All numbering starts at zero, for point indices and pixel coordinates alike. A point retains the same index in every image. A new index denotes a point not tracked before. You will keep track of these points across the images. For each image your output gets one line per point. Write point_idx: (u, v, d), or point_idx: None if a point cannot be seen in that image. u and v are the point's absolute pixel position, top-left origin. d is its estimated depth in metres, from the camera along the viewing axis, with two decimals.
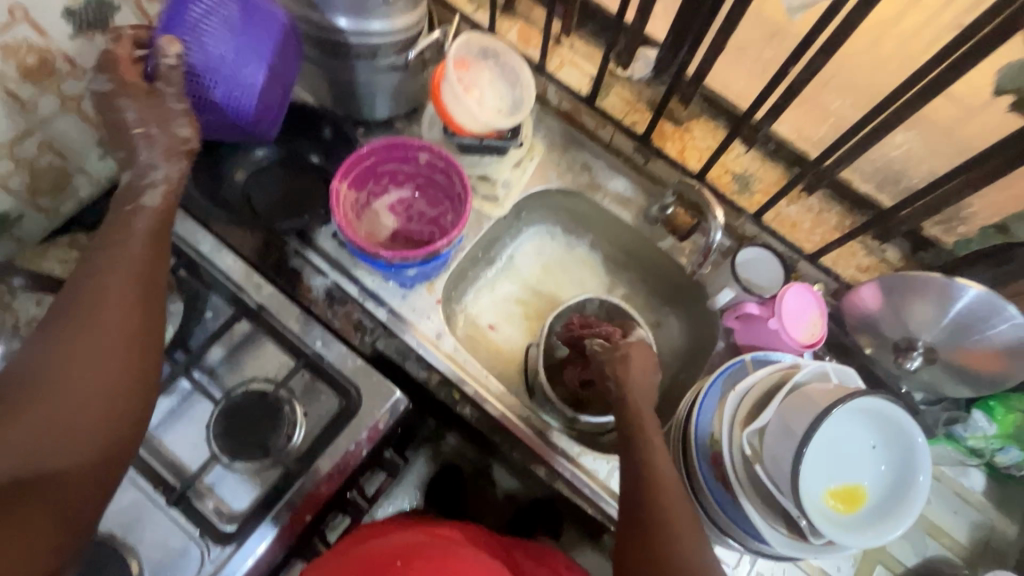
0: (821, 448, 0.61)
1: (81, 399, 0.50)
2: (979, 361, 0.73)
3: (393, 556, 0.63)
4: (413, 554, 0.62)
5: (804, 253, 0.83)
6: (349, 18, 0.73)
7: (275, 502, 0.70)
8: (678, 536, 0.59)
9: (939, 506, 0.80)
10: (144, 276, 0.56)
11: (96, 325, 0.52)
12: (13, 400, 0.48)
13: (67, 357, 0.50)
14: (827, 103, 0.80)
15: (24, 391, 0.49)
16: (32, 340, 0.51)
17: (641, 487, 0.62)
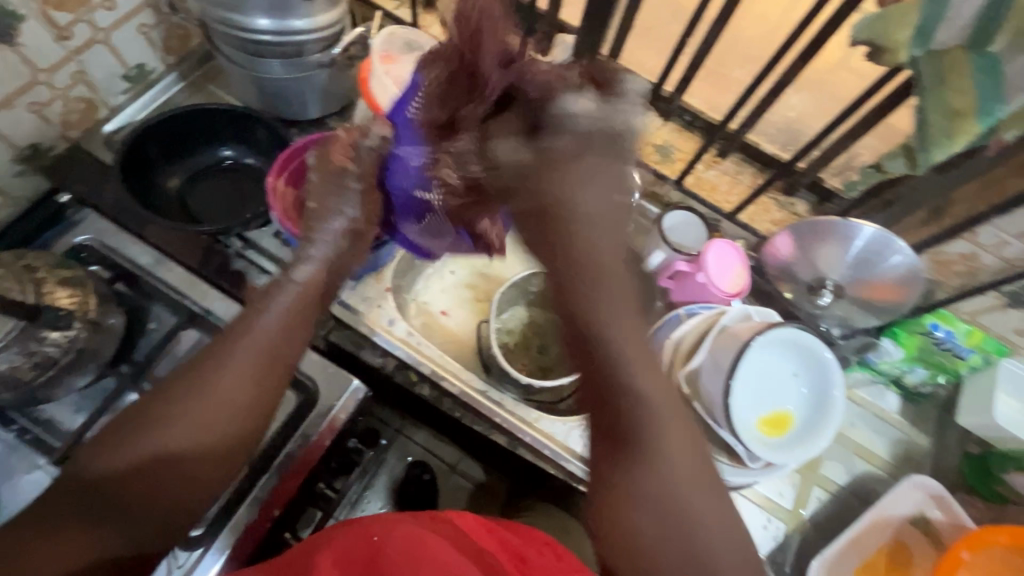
0: (747, 379, 0.68)
1: (197, 441, 0.55)
2: (884, 293, 0.82)
3: (369, 531, 0.57)
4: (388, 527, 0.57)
5: (725, 213, 0.90)
6: (270, 18, 0.74)
7: (245, 501, 0.70)
8: (668, 449, 0.55)
9: (861, 428, 0.88)
10: (282, 355, 0.62)
11: (221, 395, 0.57)
12: (147, 416, 0.54)
13: (227, 403, 0.57)
14: (730, 73, 0.91)
15: (141, 430, 0.54)
16: (200, 381, 0.57)
17: (614, 393, 0.58)
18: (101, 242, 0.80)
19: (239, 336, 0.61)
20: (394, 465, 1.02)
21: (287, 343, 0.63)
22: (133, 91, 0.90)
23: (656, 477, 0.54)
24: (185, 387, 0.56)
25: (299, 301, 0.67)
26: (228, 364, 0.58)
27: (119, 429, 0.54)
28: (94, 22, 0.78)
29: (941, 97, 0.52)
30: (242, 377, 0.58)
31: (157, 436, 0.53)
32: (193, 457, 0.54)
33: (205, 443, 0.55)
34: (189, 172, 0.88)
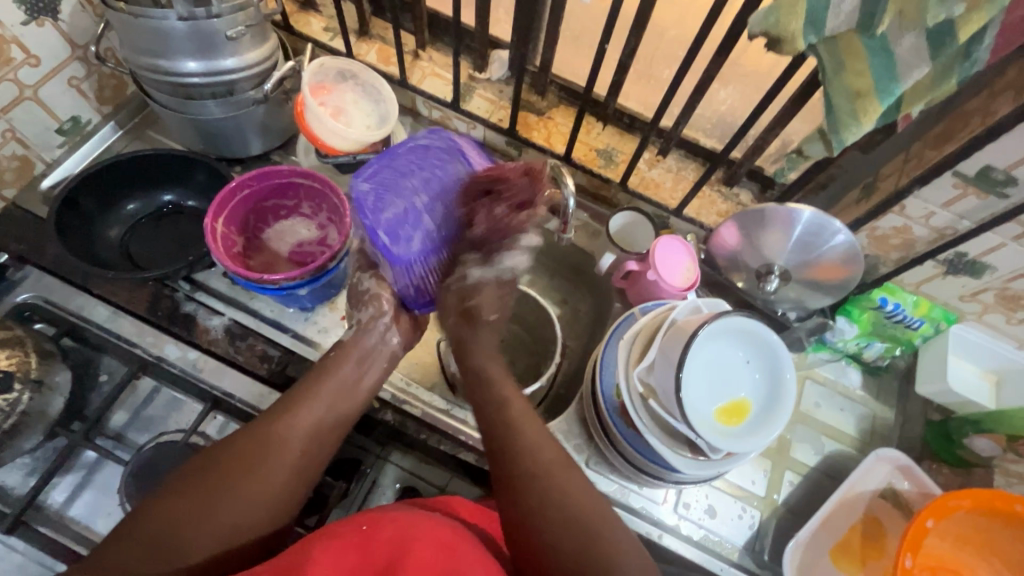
0: (698, 371, 0.69)
1: (256, 480, 0.59)
2: (830, 273, 0.83)
3: (358, 521, 0.59)
4: (377, 517, 0.60)
5: (671, 210, 0.92)
6: (196, 60, 0.74)
7: None
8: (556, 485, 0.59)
9: (826, 408, 0.89)
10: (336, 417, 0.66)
11: (282, 439, 0.62)
12: (216, 463, 0.58)
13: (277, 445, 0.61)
14: (659, 74, 0.92)
15: (223, 474, 0.58)
16: (264, 422, 0.62)
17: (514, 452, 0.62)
18: (46, 299, 0.79)
19: (308, 389, 0.66)
20: (386, 492, 0.92)
21: (345, 406, 0.67)
22: (69, 144, 0.89)
23: (560, 516, 0.57)
24: (253, 436, 0.61)
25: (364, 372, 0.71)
26: (302, 410, 0.64)
27: (212, 457, 0.59)
28: (19, 79, 0.77)
29: (842, 80, 0.55)
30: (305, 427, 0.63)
31: (236, 467, 0.58)
32: (253, 499, 0.58)
33: (265, 483, 0.59)
34: (131, 222, 0.87)
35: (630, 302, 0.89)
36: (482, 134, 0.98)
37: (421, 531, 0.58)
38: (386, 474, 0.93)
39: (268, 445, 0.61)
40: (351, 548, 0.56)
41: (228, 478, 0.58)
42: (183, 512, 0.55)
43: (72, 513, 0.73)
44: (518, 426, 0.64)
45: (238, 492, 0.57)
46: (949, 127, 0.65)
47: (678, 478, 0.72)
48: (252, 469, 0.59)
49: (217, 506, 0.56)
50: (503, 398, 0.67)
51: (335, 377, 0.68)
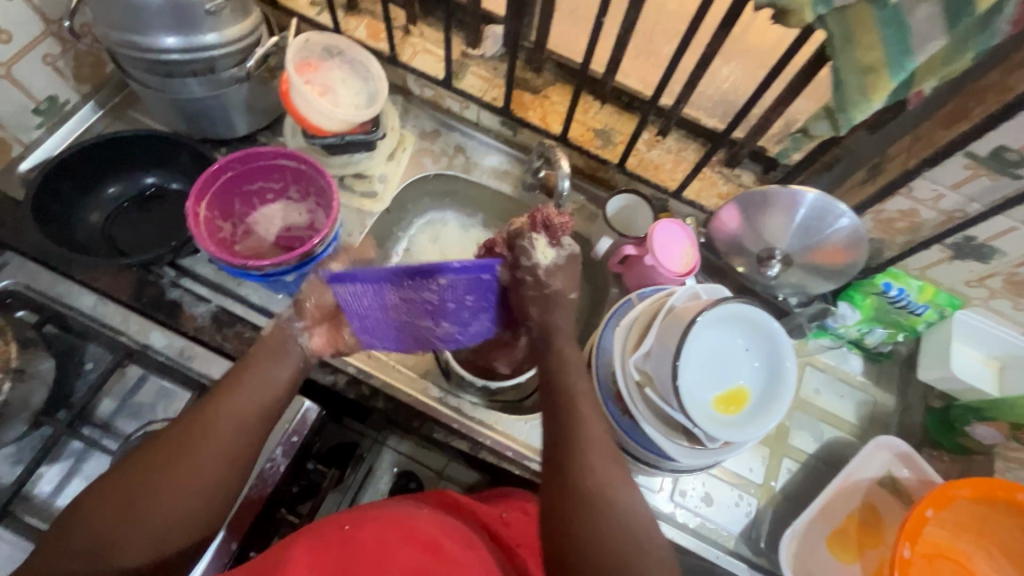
0: (696, 360, 0.67)
1: (199, 466, 0.58)
2: (833, 257, 0.80)
3: (340, 522, 0.59)
4: (359, 516, 0.60)
5: (670, 192, 0.89)
6: (174, 36, 0.71)
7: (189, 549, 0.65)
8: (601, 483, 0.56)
9: (826, 395, 0.88)
10: (269, 408, 0.65)
11: (211, 437, 0.59)
12: (158, 454, 0.57)
13: (218, 429, 0.60)
14: (660, 49, 0.88)
15: (165, 463, 0.57)
16: (203, 407, 0.61)
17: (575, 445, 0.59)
18: (27, 285, 0.76)
19: (238, 382, 0.64)
20: (382, 476, 1.01)
21: (282, 389, 0.66)
22: (47, 125, 0.86)
23: (610, 517, 0.54)
24: (193, 421, 0.60)
25: (295, 359, 0.69)
26: (240, 393, 0.63)
27: (153, 448, 0.58)
28: None
29: (853, 55, 0.52)
30: (234, 424, 0.61)
31: (175, 453, 0.57)
32: (196, 484, 0.57)
33: (194, 484, 0.57)
34: (113, 206, 0.85)
35: (627, 287, 0.87)
36: (475, 114, 0.95)
37: (402, 530, 0.59)
38: (384, 458, 1.02)
39: (208, 430, 0.60)
40: (332, 546, 0.56)
41: (171, 468, 0.57)
42: (127, 506, 0.54)
43: (60, 503, 0.72)
44: (580, 421, 0.61)
45: (182, 480, 0.57)
46: (962, 105, 0.62)
47: (675, 467, 0.71)
48: (193, 455, 0.58)
49: (140, 512, 0.54)
50: (572, 393, 0.64)
51: (274, 360, 0.67)
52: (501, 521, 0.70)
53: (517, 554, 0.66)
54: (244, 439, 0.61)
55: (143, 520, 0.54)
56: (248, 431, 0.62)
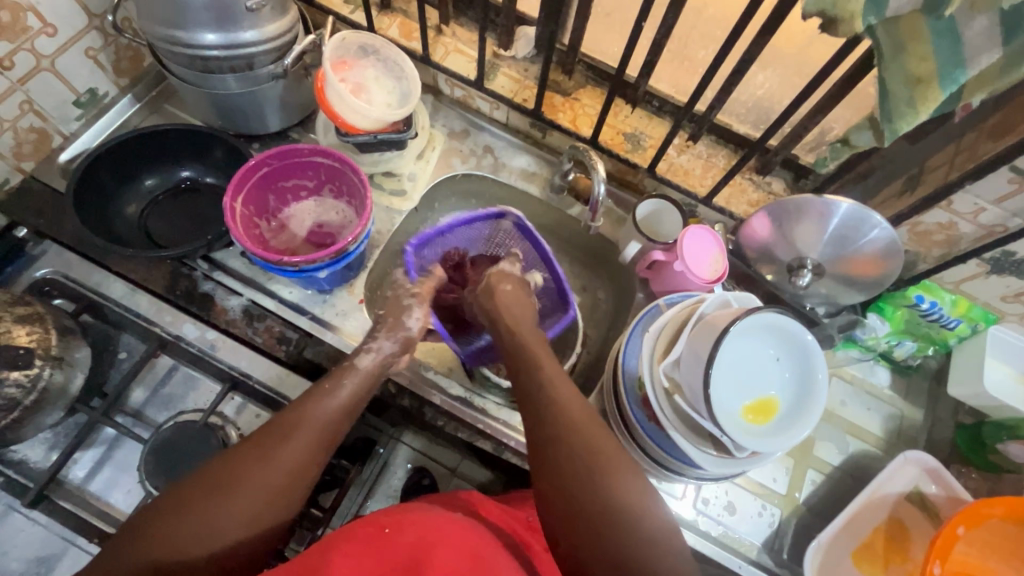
0: (727, 368, 0.67)
1: (274, 489, 0.54)
2: (865, 267, 0.80)
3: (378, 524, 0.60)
4: (399, 518, 0.60)
5: (700, 198, 0.89)
6: (216, 33, 0.72)
7: None
8: (587, 439, 0.56)
9: (852, 407, 0.87)
10: (333, 438, 0.60)
11: (275, 464, 0.54)
12: (232, 470, 0.53)
13: (296, 448, 0.56)
14: (694, 55, 0.87)
15: (236, 483, 0.53)
16: (279, 422, 0.58)
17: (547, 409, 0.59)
18: (66, 275, 0.78)
19: (308, 406, 0.59)
20: (397, 471, 0.96)
21: (356, 409, 0.63)
22: (86, 117, 0.87)
23: (587, 464, 0.54)
24: (268, 438, 0.56)
25: (364, 388, 0.65)
26: (320, 411, 0.59)
27: (224, 464, 0.54)
28: (36, 49, 0.75)
29: (903, 65, 0.51)
30: (302, 452, 0.56)
31: (241, 474, 0.53)
32: (265, 504, 0.53)
33: (257, 509, 0.53)
34: (150, 198, 0.86)
35: (654, 292, 0.87)
36: (505, 115, 0.95)
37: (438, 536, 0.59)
38: (397, 454, 0.98)
39: (285, 448, 0.56)
40: (371, 548, 0.57)
41: (245, 488, 0.53)
42: (198, 526, 0.50)
43: (93, 488, 0.74)
44: (554, 387, 0.60)
45: (254, 501, 0.53)
46: (1007, 118, 0.61)
47: (700, 474, 0.72)
48: (265, 474, 0.54)
49: (199, 533, 0.50)
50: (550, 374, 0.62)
51: (351, 379, 0.64)
52: (528, 525, 0.70)
53: (546, 557, 0.66)
54: (318, 459, 0.58)
55: (213, 544, 0.50)
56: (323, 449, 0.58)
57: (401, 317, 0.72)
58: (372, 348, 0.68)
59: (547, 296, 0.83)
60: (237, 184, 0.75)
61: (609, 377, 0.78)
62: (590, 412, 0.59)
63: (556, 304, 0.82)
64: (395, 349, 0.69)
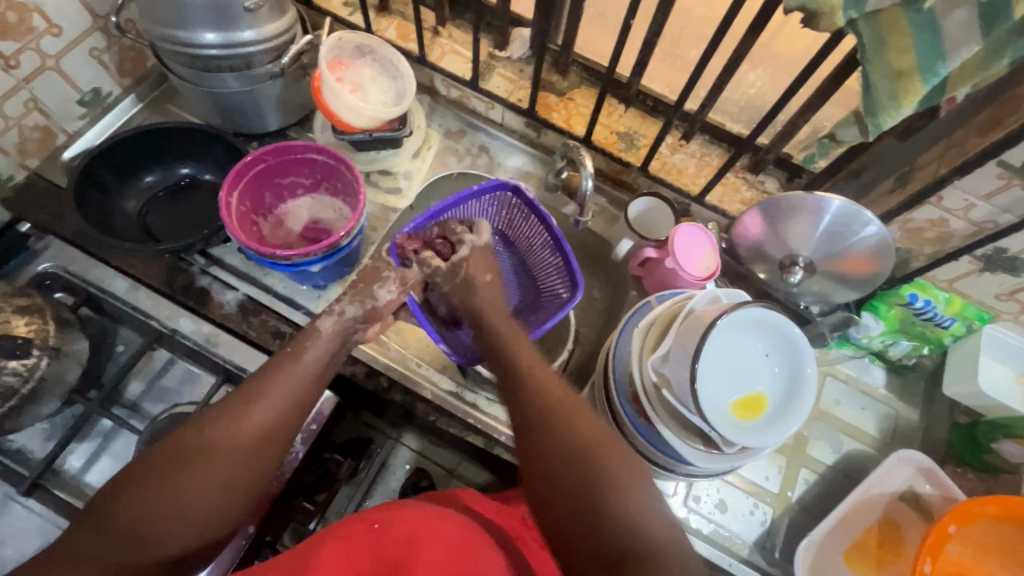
0: (715, 362, 0.67)
1: (239, 459, 0.54)
2: (857, 264, 0.79)
3: (367, 519, 0.61)
4: (388, 514, 0.61)
5: (693, 196, 0.89)
6: (215, 32, 0.73)
7: None
8: (563, 415, 0.56)
9: (847, 406, 0.86)
10: (299, 405, 0.60)
11: (246, 430, 0.55)
12: (193, 445, 0.53)
13: (259, 422, 0.56)
14: (686, 54, 0.88)
15: (200, 457, 0.53)
16: (240, 394, 0.57)
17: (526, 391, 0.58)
18: (65, 269, 0.80)
19: (275, 372, 0.60)
20: (396, 471, 1.05)
21: (320, 377, 0.63)
22: (90, 115, 0.89)
23: (565, 443, 0.54)
24: (228, 411, 0.56)
25: (332, 352, 0.65)
26: (280, 382, 0.59)
27: (183, 440, 0.53)
28: (41, 48, 0.77)
29: (884, 58, 0.52)
30: (266, 421, 0.57)
31: (201, 450, 0.53)
32: (229, 474, 0.54)
33: (226, 480, 0.53)
34: (149, 194, 0.88)
35: (647, 290, 0.87)
36: (500, 114, 0.96)
37: (426, 535, 0.60)
38: (398, 455, 1.06)
39: (244, 419, 0.56)
40: (361, 542, 0.59)
41: (210, 463, 0.53)
42: (160, 499, 0.50)
43: (89, 479, 0.75)
44: (531, 370, 0.60)
45: (220, 473, 0.53)
46: (996, 113, 0.61)
47: (690, 470, 0.71)
48: (227, 447, 0.54)
49: (167, 505, 0.50)
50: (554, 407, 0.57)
51: (311, 346, 0.64)
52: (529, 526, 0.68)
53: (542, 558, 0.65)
54: (282, 428, 0.58)
55: (176, 514, 0.51)
56: (288, 416, 0.59)
57: (371, 285, 0.70)
58: (336, 311, 0.67)
59: (560, 273, 0.80)
60: (233, 178, 0.76)
61: (601, 373, 0.78)
62: (564, 396, 0.58)
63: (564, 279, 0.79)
64: (361, 316, 0.69)
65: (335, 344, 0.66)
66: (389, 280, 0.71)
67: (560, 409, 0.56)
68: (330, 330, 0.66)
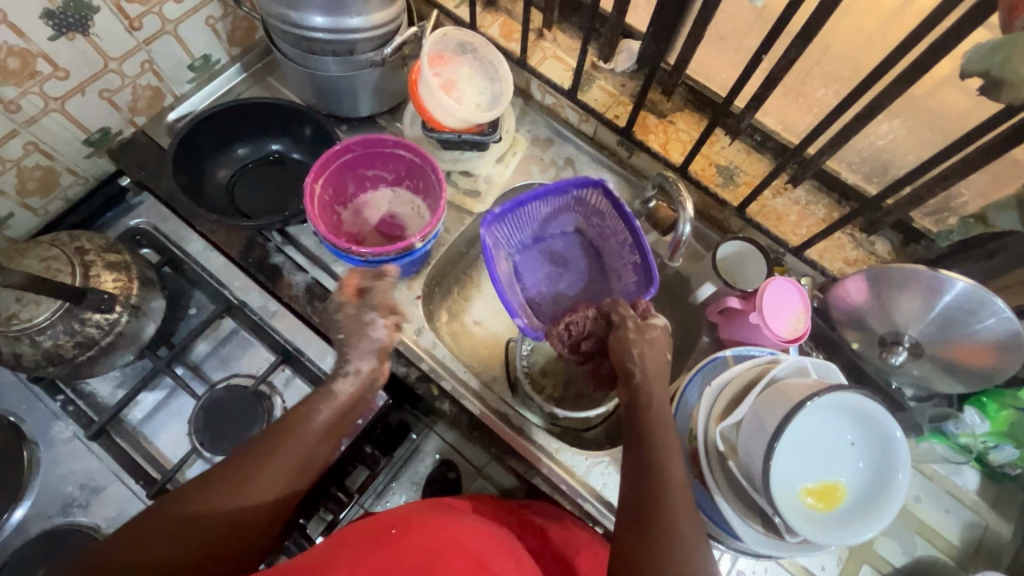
0: (795, 444, 0.60)
1: (270, 487, 0.55)
2: (971, 355, 0.71)
3: (388, 524, 0.61)
4: (406, 521, 0.61)
5: (790, 247, 0.82)
6: (324, 16, 0.73)
7: None
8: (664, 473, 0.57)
9: (928, 506, 0.77)
10: (334, 435, 0.61)
11: (293, 446, 0.57)
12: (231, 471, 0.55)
13: (295, 454, 0.58)
14: (811, 92, 0.78)
15: (234, 484, 0.54)
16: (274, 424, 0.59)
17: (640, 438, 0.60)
18: (154, 226, 0.84)
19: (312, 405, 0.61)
20: (425, 459, 1.04)
21: (354, 410, 0.64)
22: (197, 80, 0.92)
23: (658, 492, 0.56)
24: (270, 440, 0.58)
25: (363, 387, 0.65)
26: (314, 416, 0.60)
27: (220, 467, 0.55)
28: (163, 13, 0.79)
29: None
30: (303, 453, 0.58)
31: (236, 480, 0.54)
32: (257, 501, 0.55)
33: (259, 508, 0.55)
34: (239, 165, 0.90)
35: (721, 339, 0.81)
36: (592, 129, 0.92)
37: (446, 540, 0.59)
38: (429, 442, 1.05)
39: (278, 448, 0.57)
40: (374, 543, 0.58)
41: (247, 489, 0.54)
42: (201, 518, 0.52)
43: (146, 431, 0.78)
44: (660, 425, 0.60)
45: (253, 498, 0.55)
46: None
47: (739, 547, 0.65)
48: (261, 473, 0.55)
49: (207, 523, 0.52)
50: (670, 517, 0.54)
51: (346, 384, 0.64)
52: (553, 552, 0.70)
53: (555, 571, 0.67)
54: (309, 459, 0.59)
55: (206, 537, 0.52)
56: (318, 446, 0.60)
57: (361, 332, 0.67)
58: (352, 371, 0.65)
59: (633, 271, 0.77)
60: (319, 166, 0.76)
61: None
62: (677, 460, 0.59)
63: (630, 256, 0.77)
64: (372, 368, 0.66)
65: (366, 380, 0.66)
66: (377, 317, 0.67)
67: (675, 525, 0.54)
68: (355, 389, 0.64)
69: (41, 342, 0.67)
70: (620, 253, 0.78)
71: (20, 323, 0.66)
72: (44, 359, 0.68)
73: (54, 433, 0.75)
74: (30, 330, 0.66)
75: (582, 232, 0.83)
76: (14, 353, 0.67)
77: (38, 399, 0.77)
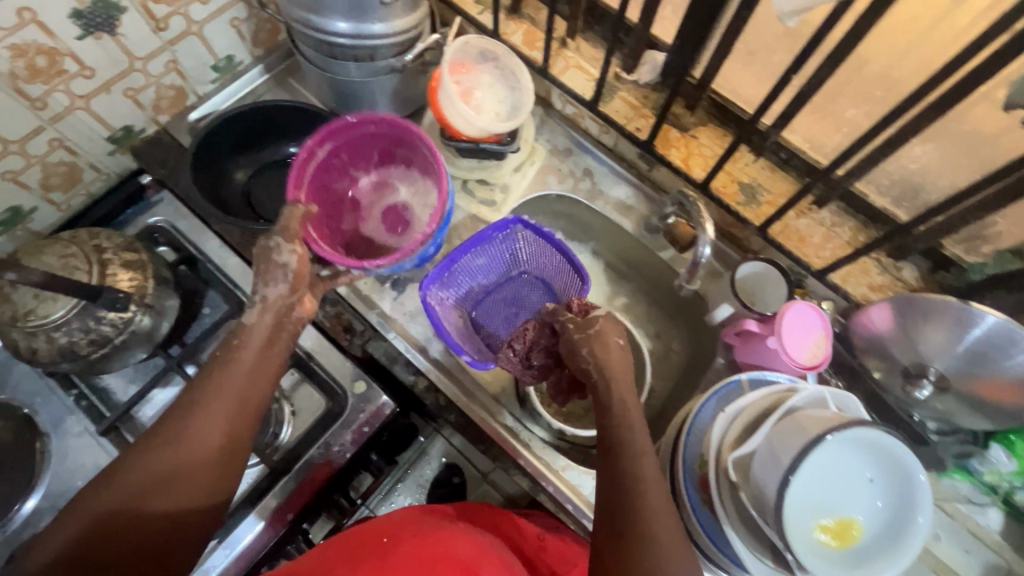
0: (812, 479, 0.58)
1: (182, 475, 0.52)
2: (1000, 393, 0.68)
3: (381, 533, 0.61)
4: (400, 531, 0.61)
5: (812, 270, 0.79)
6: (347, 22, 0.73)
7: (239, 519, 0.71)
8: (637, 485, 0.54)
9: (948, 544, 0.74)
10: (252, 403, 0.57)
11: (201, 428, 0.54)
12: (134, 465, 0.52)
13: (205, 435, 0.54)
14: (842, 111, 0.74)
15: (141, 478, 0.51)
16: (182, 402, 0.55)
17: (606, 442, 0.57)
18: (173, 225, 0.85)
19: (214, 374, 0.57)
20: (431, 462, 1.05)
21: (270, 369, 0.59)
22: (220, 80, 0.93)
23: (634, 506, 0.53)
24: (175, 423, 0.54)
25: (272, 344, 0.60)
26: (225, 386, 0.56)
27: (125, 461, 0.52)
28: (189, 14, 0.80)
29: None
30: (213, 428, 0.54)
31: (144, 472, 0.51)
32: (172, 494, 0.52)
33: (180, 498, 0.52)
34: (257, 167, 0.90)
35: (736, 360, 0.79)
36: (613, 140, 0.90)
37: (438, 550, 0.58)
38: (435, 445, 1.06)
39: (184, 429, 0.53)
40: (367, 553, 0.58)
41: (156, 481, 0.51)
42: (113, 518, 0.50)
43: None
44: (619, 428, 0.57)
45: (169, 487, 0.52)
46: None
47: None
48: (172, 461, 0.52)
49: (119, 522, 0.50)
50: (645, 528, 0.51)
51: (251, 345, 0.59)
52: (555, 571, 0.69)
53: None
54: (228, 432, 0.55)
55: (124, 532, 0.50)
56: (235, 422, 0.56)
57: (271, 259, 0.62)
58: (259, 299, 0.60)
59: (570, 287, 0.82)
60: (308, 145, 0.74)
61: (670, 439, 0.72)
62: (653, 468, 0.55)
63: (572, 278, 0.82)
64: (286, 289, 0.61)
65: (284, 335, 0.61)
66: (282, 241, 0.62)
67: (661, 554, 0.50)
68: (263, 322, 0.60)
69: (57, 338, 0.68)
70: (567, 275, 0.83)
71: (37, 319, 0.67)
72: (59, 355, 0.69)
73: (67, 425, 0.77)
74: (47, 326, 0.67)
75: (527, 268, 0.85)
76: (31, 348, 0.68)
77: (53, 390, 0.78)
